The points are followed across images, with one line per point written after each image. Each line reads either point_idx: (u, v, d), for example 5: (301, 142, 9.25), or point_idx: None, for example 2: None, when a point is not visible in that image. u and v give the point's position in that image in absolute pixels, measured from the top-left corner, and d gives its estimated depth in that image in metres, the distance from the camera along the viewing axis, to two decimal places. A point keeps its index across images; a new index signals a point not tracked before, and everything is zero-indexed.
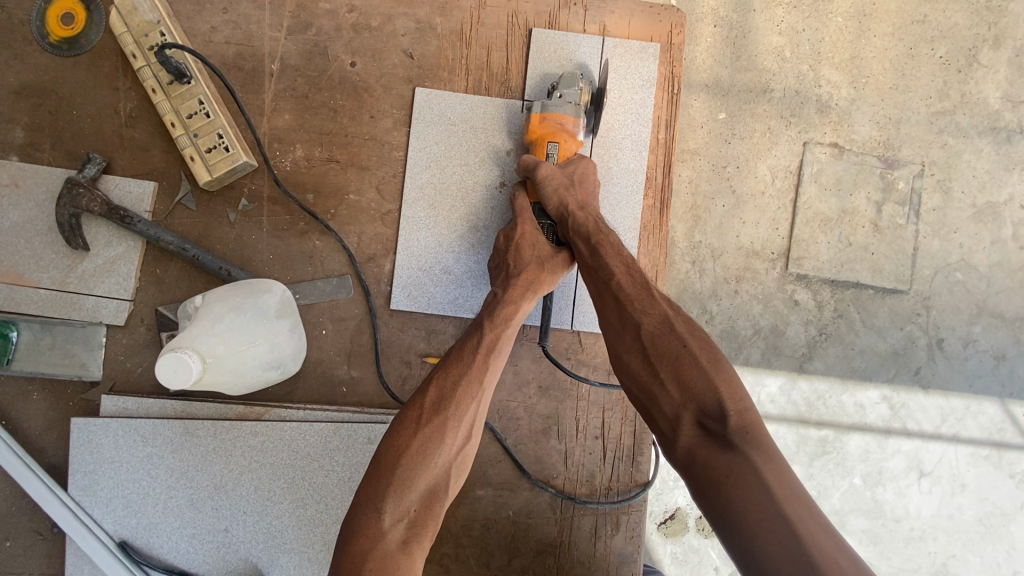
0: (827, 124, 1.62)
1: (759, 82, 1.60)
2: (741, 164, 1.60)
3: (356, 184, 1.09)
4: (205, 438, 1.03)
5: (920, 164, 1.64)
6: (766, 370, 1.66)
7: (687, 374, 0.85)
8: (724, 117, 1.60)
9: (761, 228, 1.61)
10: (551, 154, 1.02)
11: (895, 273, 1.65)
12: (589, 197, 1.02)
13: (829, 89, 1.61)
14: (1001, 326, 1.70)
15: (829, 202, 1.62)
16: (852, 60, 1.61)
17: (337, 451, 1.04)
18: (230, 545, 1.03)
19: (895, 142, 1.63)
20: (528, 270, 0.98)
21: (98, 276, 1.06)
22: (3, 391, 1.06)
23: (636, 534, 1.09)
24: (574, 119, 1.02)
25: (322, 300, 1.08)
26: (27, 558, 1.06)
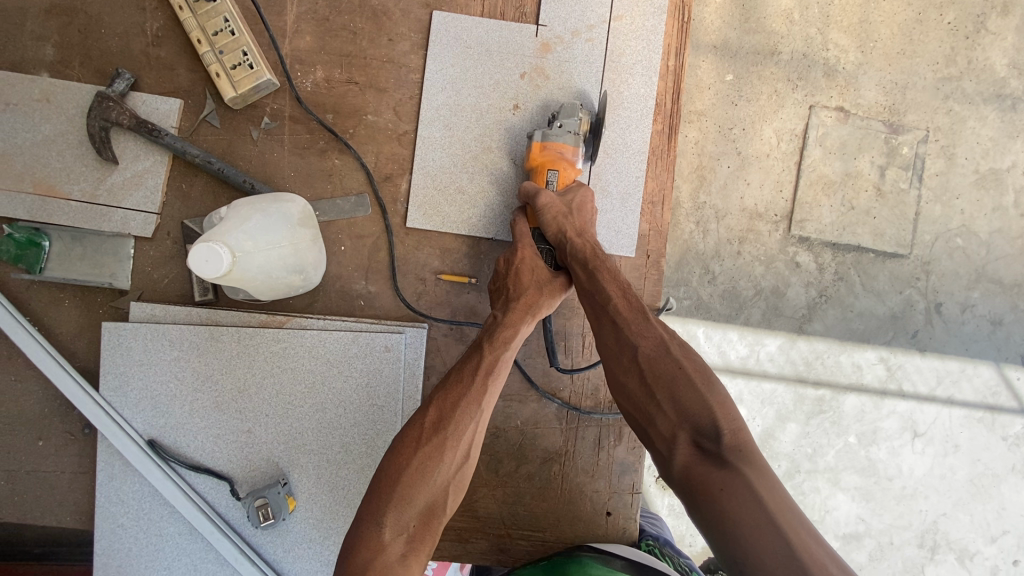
0: (834, 87, 1.64)
1: (768, 44, 1.63)
2: (747, 127, 1.62)
3: (374, 107, 1.13)
4: (230, 343, 1.08)
5: (924, 129, 1.67)
6: (766, 330, 1.72)
7: (682, 396, 0.89)
8: (731, 79, 1.63)
9: (766, 188, 1.65)
10: (551, 186, 1.06)
11: (897, 238, 1.69)
12: (587, 225, 1.05)
13: (837, 53, 1.64)
14: (999, 291, 1.74)
15: (834, 164, 1.65)
16: (861, 25, 1.63)
17: (356, 358, 1.09)
18: (253, 445, 1.08)
19: (901, 107, 1.66)
20: (527, 294, 1.01)
21: (128, 189, 1.10)
22: (36, 299, 1.11)
23: (638, 445, 1.15)
24: (573, 152, 1.06)
25: (341, 217, 1.13)
26: (59, 458, 1.11)
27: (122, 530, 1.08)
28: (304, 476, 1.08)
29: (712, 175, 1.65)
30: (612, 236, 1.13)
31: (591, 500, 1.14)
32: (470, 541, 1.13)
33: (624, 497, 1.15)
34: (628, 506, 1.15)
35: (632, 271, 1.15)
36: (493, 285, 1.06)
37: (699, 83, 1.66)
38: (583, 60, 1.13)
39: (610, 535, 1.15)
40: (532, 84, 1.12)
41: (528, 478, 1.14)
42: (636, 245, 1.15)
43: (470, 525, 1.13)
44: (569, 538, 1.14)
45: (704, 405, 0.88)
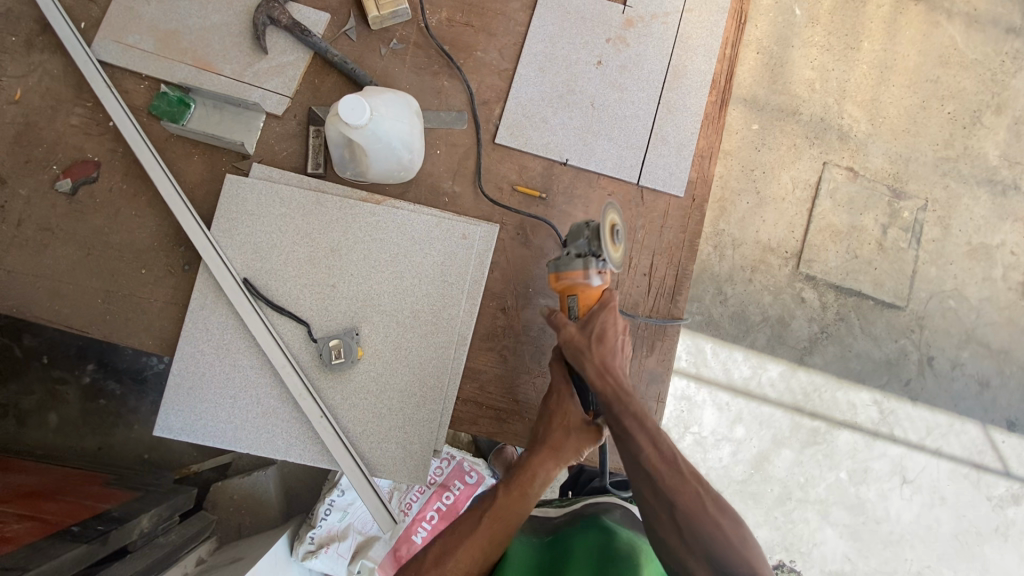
0: (846, 150, 2.19)
1: (789, 106, 2.19)
2: (766, 171, 2.14)
3: (483, 45, 1.37)
4: (332, 208, 1.25)
5: (922, 199, 2.24)
6: (770, 356, 2.23)
7: (719, 546, 0.95)
8: (756, 128, 2.18)
9: (780, 228, 2.14)
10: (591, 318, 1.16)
11: (895, 290, 2.21)
12: (608, 358, 1.13)
13: (850, 122, 2.20)
14: (987, 354, 2.26)
15: (841, 214, 2.16)
16: (872, 102, 2.23)
17: (437, 239, 1.26)
18: (334, 299, 1.21)
19: (903, 177, 2.23)
20: (553, 437, 1.14)
21: (270, 75, 1.32)
22: (170, 150, 1.29)
23: (667, 357, 1.28)
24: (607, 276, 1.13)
25: (441, 127, 1.33)
26: (155, 287, 1.24)
27: (199, 356, 1.19)
28: (373, 332, 1.20)
29: (731, 208, 2.14)
30: (666, 177, 1.34)
31: None
32: (508, 424, 1.23)
33: (649, 404, 1.26)
34: (652, 412, 1.26)
35: (679, 210, 1.33)
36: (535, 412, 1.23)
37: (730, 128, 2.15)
38: (657, 35, 1.38)
39: None
40: (615, 47, 1.37)
41: None
42: (685, 189, 1.34)
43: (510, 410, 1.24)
44: None
45: (738, 555, 0.94)
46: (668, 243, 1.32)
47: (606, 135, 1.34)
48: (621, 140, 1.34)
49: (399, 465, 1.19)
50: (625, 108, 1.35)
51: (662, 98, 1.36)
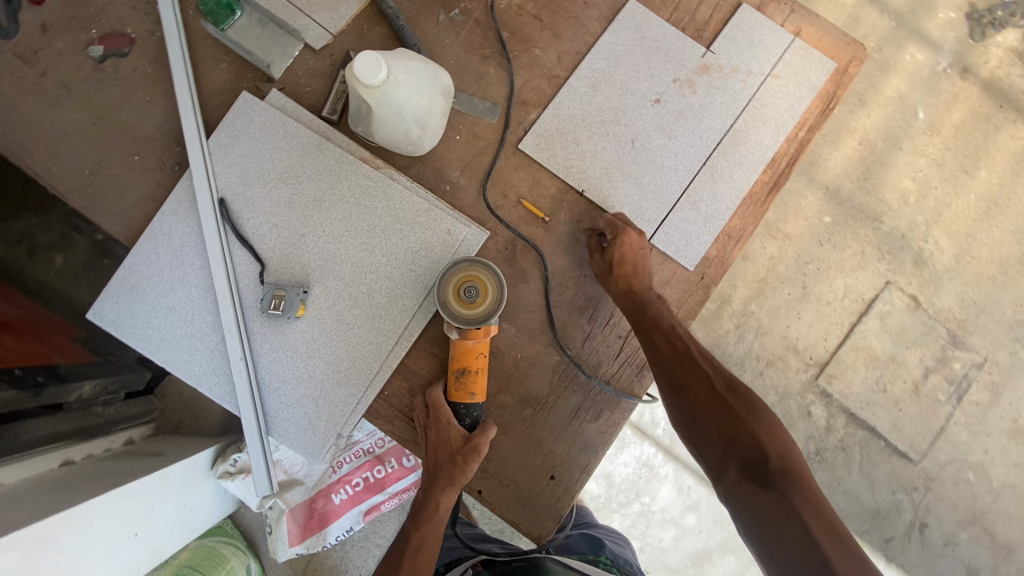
0: (916, 277, 2.00)
1: (873, 210, 2.01)
2: (820, 269, 2.01)
3: (544, 45, 1.27)
4: (330, 158, 1.19)
5: (982, 357, 2.00)
6: None
7: (731, 426, 1.05)
8: (828, 220, 2.02)
9: (813, 331, 2.01)
10: (459, 380, 1.10)
11: (912, 441, 2.00)
12: (626, 279, 1.15)
13: (932, 249, 2.01)
14: (989, 545, 2.01)
15: (884, 342, 1.99)
16: (965, 235, 2.02)
17: (420, 224, 1.18)
18: (297, 250, 1.16)
19: (970, 326, 2.00)
20: (444, 467, 1.11)
21: (322, 7, 1.26)
22: (202, 49, 1.26)
23: (609, 431, 1.18)
24: (471, 337, 1.07)
25: (469, 113, 1.25)
26: (141, 177, 1.23)
27: (153, 258, 1.18)
28: (322, 295, 1.15)
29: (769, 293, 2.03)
30: (681, 244, 1.21)
31: (543, 456, 1.17)
32: (423, 436, 1.13)
33: (573, 470, 1.16)
34: (572, 480, 1.16)
35: (682, 283, 1.21)
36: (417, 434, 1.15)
37: (800, 210, 2.04)
38: (730, 91, 1.24)
39: (543, 499, 1.16)
40: (680, 90, 1.25)
41: (499, 406, 1.18)
42: (697, 263, 1.22)
43: (428, 420, 1.13)
44: (505, 479, 1.16)
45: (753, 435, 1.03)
46: None
47: (635, 179, 1.22)
48: (648, 189, 1.22)
49: (301, 435, 1.14)
50: (665, 157, 1.23)
51: (708, 159, 1.23)
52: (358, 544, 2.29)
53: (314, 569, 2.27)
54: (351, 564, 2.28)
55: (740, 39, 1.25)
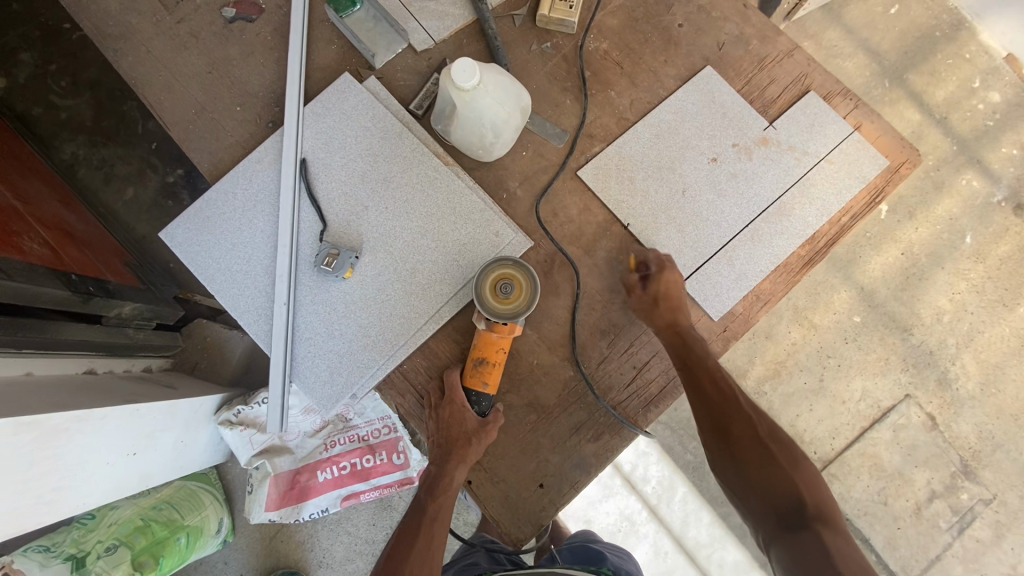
0: (937, 397, 2.23)
1: (905, 322, 2.25)
2: (842, 368, 2.28)
3: (620, 89, 1.38)
4: (407, 145, 1.31)
5: (991, 494, 2.19)
6: (732, 538, 2.30)
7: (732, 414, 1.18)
8: (856, 320, 2.27)
9: (824, 427, 2.27)
10: (476, 369, 1.15)
11: (904, 560, 2.20)
12: (668, 312, 1.21)
13: (959, 374, 2.24)
14: None
15: (893, 454, 2.23)
16: (995, 368, 2.23)
17: (473, 220, 1.27)
18: (358, 218, 1.27)
19: (983, 459, 2.21)
20: (456, 445, 1.15)
21: (430, 16, 1.40)
22: (318, 30, 1.41)
23: (605, 454, 1.20)
24: (496, 330, 1.13)
25: (539, 134, 1.36)
26: (238, 127, 1.37)
27: (230, 197, 1.30)
28: (370, 263, 1.24)
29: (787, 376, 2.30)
30: (710, 295, 1.26)
31: (537, 463, 1.20)
32: (439, 414, 1.19)
33: (562, 484, 1.19)
34: (559, 493, 1.18)
35: (704, 330, 1.26)
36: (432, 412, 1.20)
37: (832, 304, 2.30)
38: (784, 164, 1.32)
39: (527, 504, 1.18)
40: (737, 155, 1.32)
41: (506, 406, 1.23)
42: (721, 316, 1.27)
43: (441, 402, 1.20)
44: (496, 476, 1.19)
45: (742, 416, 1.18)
46: None
47: (678, 225, 1.30)
48: (689, 238, 1.29)
49: (318, 386, 1.21)
50: (711, 213, 1.30)
51: (751, 222, 1.29)
52: (329, 526, 2.31)
53: (281, 540, 2.30)
54: (317, 545, 2.30)
55: (802, 122, 1.34)
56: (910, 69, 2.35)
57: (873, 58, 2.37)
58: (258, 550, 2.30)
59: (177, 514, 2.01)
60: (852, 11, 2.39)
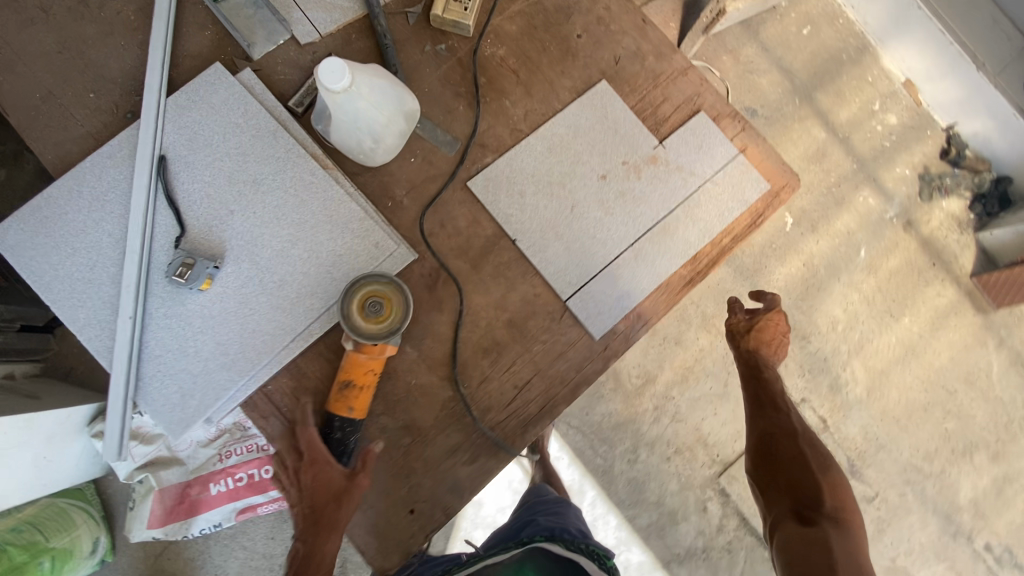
0: (829, 401, 2.37)
1: (802, 329, 2.38)
2: None
3: (514, 98, 1.34)
4: (280, 146, 1.21)
5: (872, 492, 2.36)
6: (640, 541, 2.37)
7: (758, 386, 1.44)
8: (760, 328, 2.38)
9: (725, 428, 2.44)
10: (342, 391, 1.09)
11: None
12: (761, 343, 1.42)
13: (848, 378, 2.38)
14: None
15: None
16: (881, 372, 2.39)
17: (349, 231, 1.19)
18: (221, 224, 1.16)
19: (867, 459, 2.37)
20: (322, 508, 1.10)
21: (316, 7, 1.30)
22: (188, 12, 1.28)
23: (481, 477, 1.18)
24: (364, 351, 1.07)
25: (429, 141, 1.29)
26: (89, 116, 1.22)
27: (73, 195, 1.16)
28: (233, 274, 1.15)
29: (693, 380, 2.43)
30: (593, 313, 1.26)
31: (409, 488, 1.16)
32: (300, 480, 1.13)
33: (434, 508, 1.16)
34: (431, 518, 1.16)
35: (586, 349, 1.26)
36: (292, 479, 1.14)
37: (740, 313, 2.39)
38: (670, 185, 1.33)
39: (397, 531, 1.15)
40: (626, 173, 1.33)
41: (380, 427, 1.18)
42: (603, 334, 1.27)
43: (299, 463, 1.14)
44: (364, 503, 1.15)
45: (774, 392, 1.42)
46: (555, 373, 1.24)
47: (566, 243, 1.28)
48: (574, 255, 1.28)
49: (169, 408, 1.11)
50: (597, 230, 1.30)
51: (636, 241, 1.30)
52: (223, 541, 2.18)
53: (168, 557, 2.14)
54: (208, 561, 2.16)
55: (691, 143, 1.36)
56: (819, 88, 2.45)
57: (785, 77, 2.45)
58: (143, 568, 2.14)
59: (40, 535, 1.81)
60: (768, 29, 2.47)
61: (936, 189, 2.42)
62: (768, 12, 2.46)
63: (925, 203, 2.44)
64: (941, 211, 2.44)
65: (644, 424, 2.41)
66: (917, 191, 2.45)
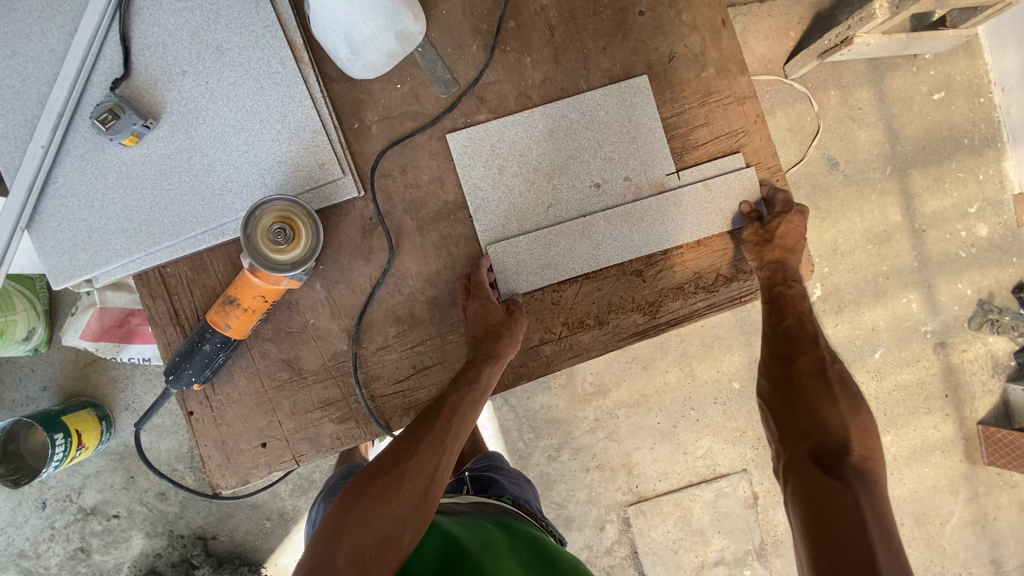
0: (768, 483, 2.09)
1: None
2: (700, 422, 2.06)
3: (538, 59, 1.15)
4: (258, 19, 1.06)
5: None
6: None
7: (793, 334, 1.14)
8: (736, 386, 2.06)
9: (655, 467, 2.07)
10: (224, 305, 1.01)
11: None
12: (795, 246, 1.16)
13: None
14: None
15: (703, 514, 2.08)
16: None
17: (298, 140, 1.07)
18: (169, 83, 1.05)
19: (780, 558, 2.11)
20: (320, 419, 1.12)
21: None
22: None
23: (343, 440, 1.12)
24: (257, 275, 0.98)
25: (425, 73, 1.13)
26: None
27: None
28: (163, 140, 1.05)
29: (643, 411, 2.06)
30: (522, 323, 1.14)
31: (267, 422, 1.11)
32: (294, 397, 1.11)
33: (286, 450, 1.11)
34: (279, 459, 1.11)
35: None
36: (275, 394, 1.11)
37: (722, 363, 2.06)
38: (666, 222, 1.16)
39: (242, 456, 1.11)
40: (624, 191, 1.16)
41: (261, 352, 1.11)
42: (525, 350, 1.16)
43: (285, 382, 1.11)
44: (220, 419, 1.10)
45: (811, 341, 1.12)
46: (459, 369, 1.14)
47: (525, 239, 1.14)
48: (531, 257, 1.14)
49: (58, 251, 1.05)
50: (567, 239, 1.14)
51: (603, 268, 1.16)
52: (149, 374, 1.84)
53: (94, 369, 1.82)
54: (128, 389, 1.83)
55: (712, 185, 1.17)
56: (918, 166, 1.95)
57: (889, 138, 1.94)
58: (65, 373, 1.82)
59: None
60: (894, 78, 1.94)
61: (990, 320, 1.96)
62: (903, 56, 1.92)
63: (968, 330, 1.99)
64: (983, 345, 2.00)
65: (577, 429, 2.05)
66: (969, 316, 1.99)
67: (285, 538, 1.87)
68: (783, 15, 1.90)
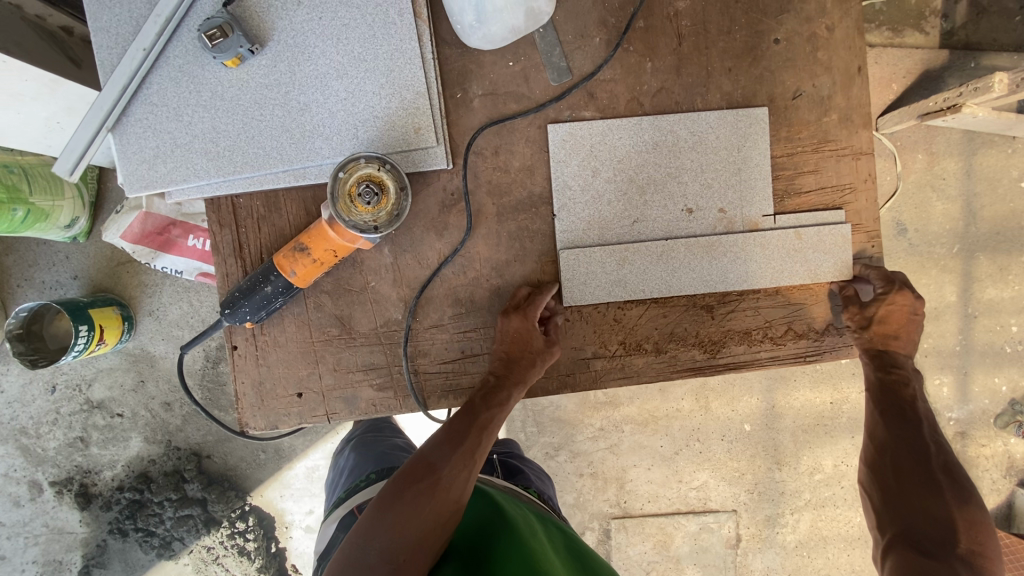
0: (754, 529, 2.07)
1: (779, 454, 2.03)
2: (702, 455, 2.04)
3: (659, 66, 1.09)
4: None
5: None
6: None
7: (896, 414, 1.07)
8: (746, 428, 2.02)
9: (648, 488, 2.06)
10: (293, 251, 0.99)
11: None
12: (901, 331, 1.10)
13: (787, 519, 2.07)
14: None
15: (683, 543, 2.07)
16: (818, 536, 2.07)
17: (398, 98, 1.03)
18: (282, 10, 1.01)
19: None
20: (359, 381, 1.10)
21: None
22: None
23: (376, 407, 1.10)
24: (335, 228, 0.96)
25: (539, 57, 1.08)
26: None
27: None
28: (264, 67, 1.02)
29: (649, 433, 2.04)
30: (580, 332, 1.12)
31: (306, 373, 1.09)
32: (339, 355, 1.09)
33: (320, 405, 1.10)
34: (311, 412, 1.10)
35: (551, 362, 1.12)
36: (321, 347, 1.09)
37: (737, 403, 2.02)
38: (750, 264, 1.12)
39: (274, 401, 1.10)
40: (715, 223, 1.11)
41: (314, 303, 1.08)
42: (576, 361, 1.12)
43: (332, 337, 1.09)
44: (262, 360, 1.09)
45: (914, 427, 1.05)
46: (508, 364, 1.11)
47: (603, 249, 1.10)
48: (604, 269, 1.10)
49: (135, 155, 1.03)
50: (645, 257, 1.10)
51: (673, 296, 1.12)
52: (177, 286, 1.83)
53: (127, 270, 1.82)
54: (156, 297, 1.83)
55: (806, 236, 1.12)
56: (990, 253, 1.87)
57: (967, 216, 1.86)
58: (98, 267, 1.82)
59: (23, 186, 1.43)
60: (990, 157, 1.84)
61: (1017, 422, 1.90)
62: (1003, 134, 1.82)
63: (993, 426, 1.94)
64: (1003, 445, 1.94)
65: (580, 434, 2.03)
66: (997, 413, 1.93)
67: (275, 474, 1.90)
68: (892, 65, 1.80)
